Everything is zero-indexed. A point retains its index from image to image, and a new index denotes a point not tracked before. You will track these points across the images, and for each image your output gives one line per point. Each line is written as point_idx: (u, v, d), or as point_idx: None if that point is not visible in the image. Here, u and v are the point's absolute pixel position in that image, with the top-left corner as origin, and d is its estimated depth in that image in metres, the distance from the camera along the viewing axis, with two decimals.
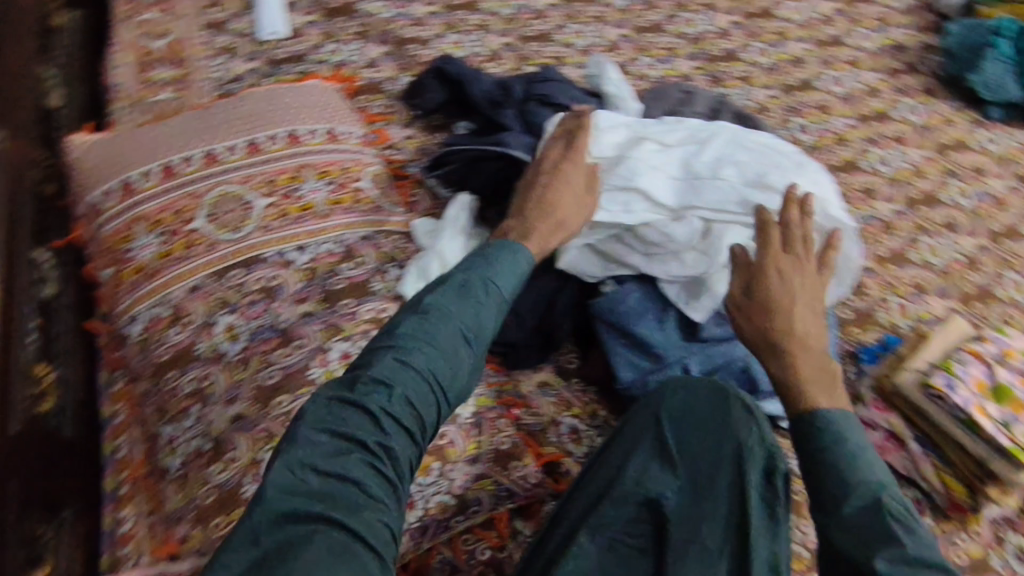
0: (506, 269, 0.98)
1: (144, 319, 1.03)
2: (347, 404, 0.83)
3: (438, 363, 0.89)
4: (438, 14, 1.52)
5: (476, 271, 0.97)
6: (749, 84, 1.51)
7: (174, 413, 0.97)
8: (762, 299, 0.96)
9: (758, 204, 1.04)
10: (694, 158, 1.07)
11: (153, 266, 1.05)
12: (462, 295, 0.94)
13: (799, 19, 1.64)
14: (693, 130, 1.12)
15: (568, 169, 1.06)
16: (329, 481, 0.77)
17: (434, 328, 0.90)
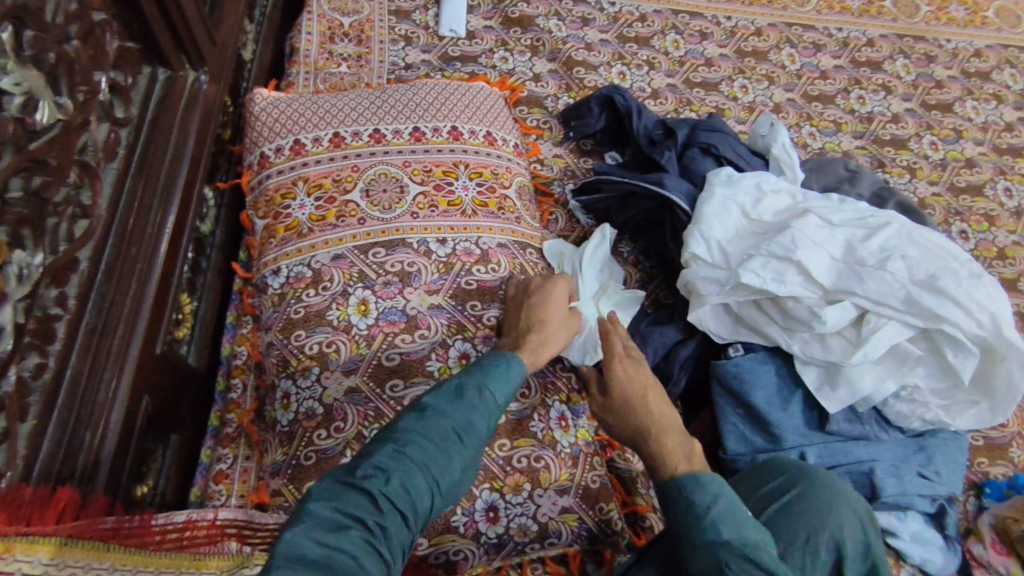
0: (498, 371, 0.83)
1: (286, 276, 1.07)
2: (347, 490, 0.67)
3: (437, 460, 0.71)
4: (610, 43, 1.53)
5: (467, 399, 0.78)
6: (915, 176, 1.43)
7: (296, 378, 0.99)
8: (622, 402, 0.91)
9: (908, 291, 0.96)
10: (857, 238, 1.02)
11: (306, 227, 1.09)
12: (459, 397, 0.77)
13: (979, 120, 1.54)
14: (861, 218, 1.06)
15: (554, 292, 1.02)
16: (330, 555, 0.61)
17: (433, 426, 0.73)
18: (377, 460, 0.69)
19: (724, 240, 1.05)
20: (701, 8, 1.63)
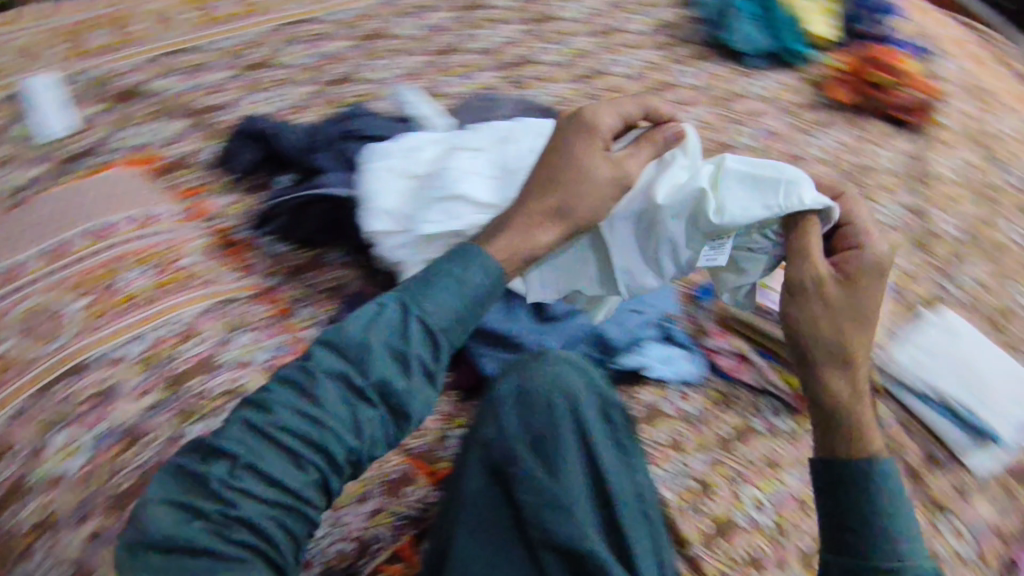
0: (438, 296, 0.89)
1: (99, 373, 1.11)
2: (184, 490, 0.78)
3: (331, 428, 0.81)
4: (356, 46, 1.63)
5: (395, 344, 0.86)
6: (681, 108, 1.61)
7: (125, 461, 1.04)
8: (846, 306, 0.91)
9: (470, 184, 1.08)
10: (472, 163, 1.10)
11: (113, 312, 1.17)
12: (383, 353, 0.85)
13: (691, 45, 1.78)
14: (461, 139, 1.16)
15: (580, 153, 1.00)
16: (173, 560, 0.74)
17: (332, 391, 0.83)
18: (261, 426, 0.80)
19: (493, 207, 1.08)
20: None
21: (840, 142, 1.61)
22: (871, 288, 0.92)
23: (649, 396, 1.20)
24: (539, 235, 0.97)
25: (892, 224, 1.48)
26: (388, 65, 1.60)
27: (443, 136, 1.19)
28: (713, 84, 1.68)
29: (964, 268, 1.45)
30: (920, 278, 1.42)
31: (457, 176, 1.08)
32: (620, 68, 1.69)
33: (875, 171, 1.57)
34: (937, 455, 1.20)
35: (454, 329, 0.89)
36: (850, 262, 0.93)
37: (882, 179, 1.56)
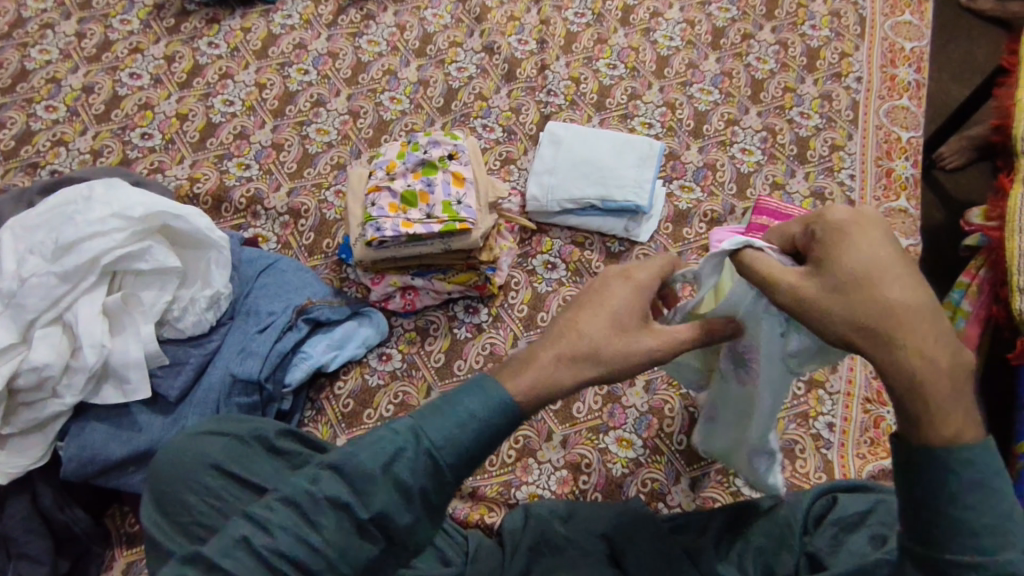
0: (446, 415, 0.58)
1: None
2: None
3: (342, 548, 0.56)
4: (9, 104, 1.30)
5: (408, 463, 0.56)
6: (419, 45, 1.36)
7: None
8: (854, 285, 0.59)
9: (133, 246, 0.84)
10: (112, 217, 0.83)
11: None
12: (385, 464, 0.57)
13: None
14: (67, 200, 0.86)
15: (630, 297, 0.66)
16: None
17: (374, 502, 0.56)
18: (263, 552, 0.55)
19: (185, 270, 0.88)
20: (87, 16, 1.41)
21: (374, 34, 1.37)
22: (868, 250, 0.59)
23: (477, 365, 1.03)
24: (565, 374, 0.62)
25: (682, 93, 1.30)
26: (56, 91, 1.31)
27: (18, 232, 0.84)
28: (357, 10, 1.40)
29: (755, 118, 1.27)
30: (710, 146, 1.24)
31: (102, 242, 0.82)
32: (274, 27, 1.39)
33: (567, 44, 1.35)
34: None
35: (474, 462, 0.59)
36: (815, 231, 0.63)
37: (663, 49, 1.35)
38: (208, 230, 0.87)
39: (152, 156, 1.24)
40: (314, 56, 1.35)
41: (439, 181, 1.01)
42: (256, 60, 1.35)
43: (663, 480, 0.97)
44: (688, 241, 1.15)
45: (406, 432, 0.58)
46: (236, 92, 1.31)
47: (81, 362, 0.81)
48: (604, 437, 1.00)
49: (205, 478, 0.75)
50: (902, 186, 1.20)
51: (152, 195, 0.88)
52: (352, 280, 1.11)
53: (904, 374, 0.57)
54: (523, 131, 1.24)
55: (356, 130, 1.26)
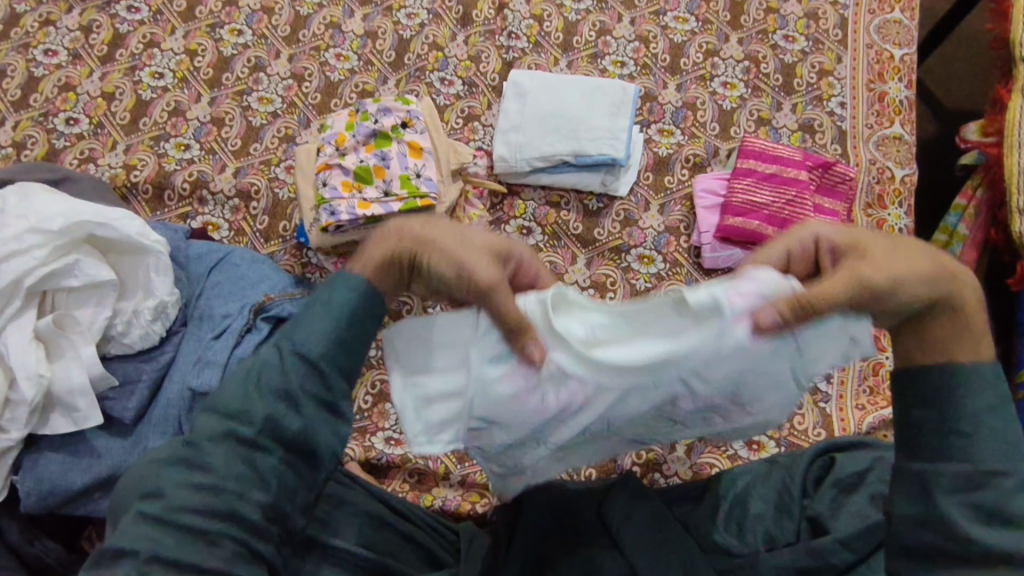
0: (319, 322, 0.56)
1: None
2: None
3: (288, 484, 0.55)
4: None
5: (288, 380, 0.55)
6: None
7: None
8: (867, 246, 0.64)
9: (59, 263, 0.76)
10: (30, 232, 0.75)
11: None
12: (261, 388, 0.55)
13: None
14: None
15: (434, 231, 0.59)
16: None
17: (293, 419, 0.55)
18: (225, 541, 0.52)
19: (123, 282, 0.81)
20: None
21: None
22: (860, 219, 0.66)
23: None
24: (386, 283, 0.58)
25: (657, 23, 1.17)
26: None
27: None
28: None
29: (736, 46, 1.16)
30: (689, 82, 1.14)
31: (24, 263, 0.74)
32: None
33: None
34: None
35: (352, 359, 0.57)
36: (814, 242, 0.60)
37: None
38: (141, 236, 0.79)
39: (81, 143, 1.13)
40: (245, 13, 1.20)
41: (393, 153, 0.93)
42: (182, 22, 1.20)
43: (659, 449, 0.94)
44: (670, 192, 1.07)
45: (272, 347, 0.56)
46: (165, 62, 1.18)
47: (20, 395, 0.75)
48: None
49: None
50: (897, 111, 1.11)
51: (72, 202, 0.79)
52: (314, 265, 1.03)
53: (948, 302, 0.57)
54: (484, 83, 1.13)
55: (302, 95, 1.14)
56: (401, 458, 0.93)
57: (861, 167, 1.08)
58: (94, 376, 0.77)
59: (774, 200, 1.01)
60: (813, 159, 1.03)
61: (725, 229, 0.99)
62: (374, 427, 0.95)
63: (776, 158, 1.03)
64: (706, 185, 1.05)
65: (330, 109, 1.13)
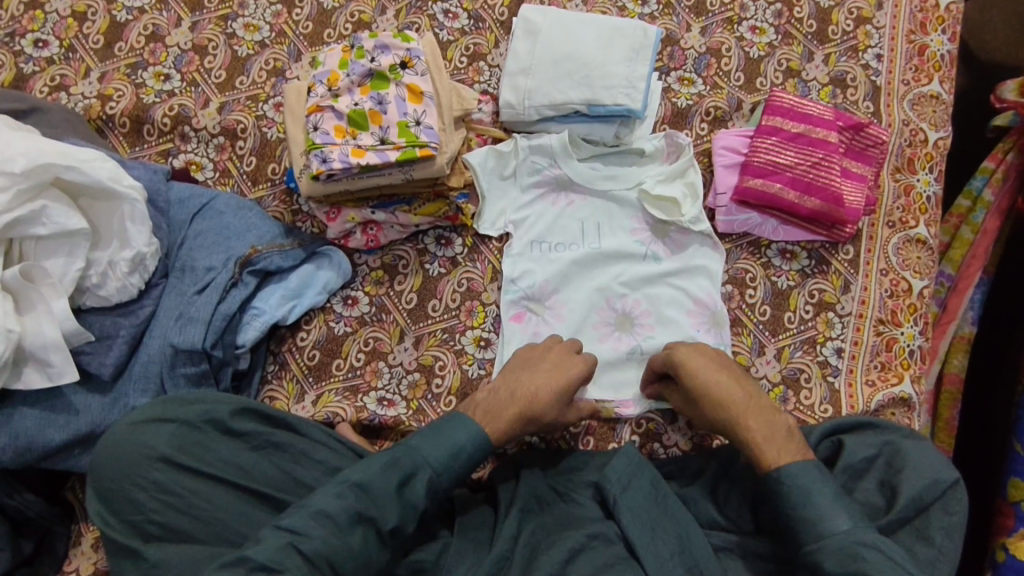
0: (443, 444, 0.72)
1: None
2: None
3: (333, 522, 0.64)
4: None
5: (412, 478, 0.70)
6: None
7: None
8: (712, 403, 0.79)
9: (23, 210, 0.70)
10: None
11: None
12: (400, 485, 0.69)
13: None
14: None
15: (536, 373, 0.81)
16: None
17: (394, 511, 0.67)
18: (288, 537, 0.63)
19: (96, 231, 0.75)
20: None
21: None
22: (705, 359, 0.82)
23: (453, 304, 0.93)
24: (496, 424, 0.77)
25: None
26: None
27: None
28: None
29: None
30: (715, 25, 1.04)
31: None
32: None
33: None
34: (799, 244, 0.96)
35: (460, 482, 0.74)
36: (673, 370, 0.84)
37: None
38: (114, 181, 0.73)
39: (51, 69, 1.04)
40: None
41: (392, 96, 0.85)
42: None
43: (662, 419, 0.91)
44: None
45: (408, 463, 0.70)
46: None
47: None
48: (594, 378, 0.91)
49: (152, 474, 0.68)
50: (937, 67, 1.02)
51: (36, 141, 0.72)
52: (305, 213, 0.97)
53: (735, 439, 0.77)
54: (492, 17, 1.03)
55: (292, 24, 1.04)
56: (394, 420, 0.88)
57: (893, 127, 1.00)
58: (68, 330, 0.73)
59: (799, 161, 0.94)
60: (844, 119, 0.96)
61: (743, 191, 0.93)
62: (367, 386, 0.90)
63: (804, 116, 0.95)
64: (726, 141, 0.98)
65: (322, 40, 1.04)
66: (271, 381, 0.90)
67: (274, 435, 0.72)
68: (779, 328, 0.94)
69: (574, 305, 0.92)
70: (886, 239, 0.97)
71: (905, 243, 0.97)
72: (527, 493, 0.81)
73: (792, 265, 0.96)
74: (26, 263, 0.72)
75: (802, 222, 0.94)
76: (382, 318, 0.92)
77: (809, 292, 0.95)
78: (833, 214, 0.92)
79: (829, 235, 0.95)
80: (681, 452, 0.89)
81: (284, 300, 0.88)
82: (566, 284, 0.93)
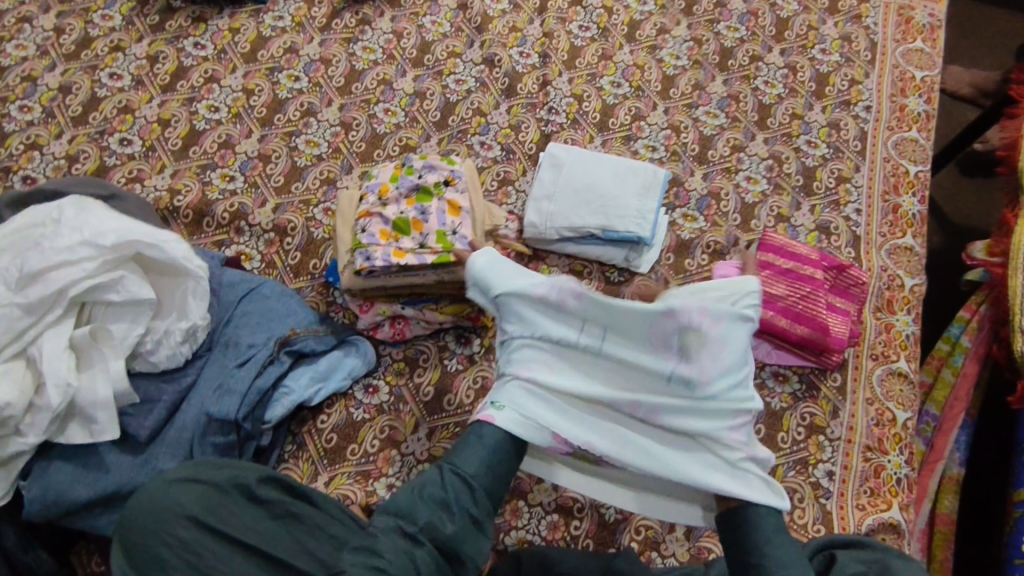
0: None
1: None
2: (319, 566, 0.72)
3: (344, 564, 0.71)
4: None
5: (462, 506, 0.77)
6: (414, 54, 1.29)
7: None
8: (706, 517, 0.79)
9: (101, 277, 0.79)
10: (81, 245, 0.79)
11: None
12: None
13: None
14: (34, 225, 0.82)
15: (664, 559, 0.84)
16: None
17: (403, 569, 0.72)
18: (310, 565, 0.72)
19: (160, 302, 0.84)
20: (64, 6, 1.34)
21: (366, 40, 1.30)
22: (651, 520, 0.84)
23: (468, 399, 0.99)
24: None
25: (689, 116, 1.25)
26: (31, 90, 1.24)
27: None
28: (351, 12, 1.33)
29: (761, 144, 1.22)
30: (715, 173, 1.20)
31: (69, 274, 0.78)
32: (262, 27, 1.31)
33: (569, 58, 1.29)
34: (790, 369, 1.05)
35: None
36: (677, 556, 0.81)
37: (670, 66, 1.29)
38: (186, 260, 0.83)
39: (131, 164, 1.18)
40: (303, 63, 1.28)
41: (433, 209, 0.98)
42: (242, 63, 1.28)
43: (663, 527, 0.93)
44: (688, 274, 1.11)
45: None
46: (222, 97, 1.24)
47: (41, 399, 0.77)
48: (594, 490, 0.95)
49: (179, 531, 0.71)
50: (910, 224, 1.16)
51: (126, 221, 0.84)
52: (339, 305, 1.06)
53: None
54: (522, 151, 1.19)
55: (347, 142, 1.20)
56: None
57: (872, 272, 1.12)
58: (118, 388, 0.80)
59: (792, 294, 1.03)
60: (828, 260, 1.08)
61: None
62: (378, 472, 0.94)
63: (794, 255, 1.07)
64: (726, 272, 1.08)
65: (373, 157, 1.19)
66: (289, 458, 0.94)
67: (294, 506, 0.76)
68: (773, 447, 1.00)
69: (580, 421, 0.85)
70: (869, 370, 1.05)
71: (887, 375, 1.05)
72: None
73: (782, 387, 1.04)
74: (94, 324, 0.80)
75: (791, 348, 1.03)
76: (400, 406, 0.98)
77: (800, 415, 1.02)
78: (818, 342, 1.01)
79: (816, 361, 1.03)
80: (678, 563, 0.91)
81: (314, 382, 0.94)
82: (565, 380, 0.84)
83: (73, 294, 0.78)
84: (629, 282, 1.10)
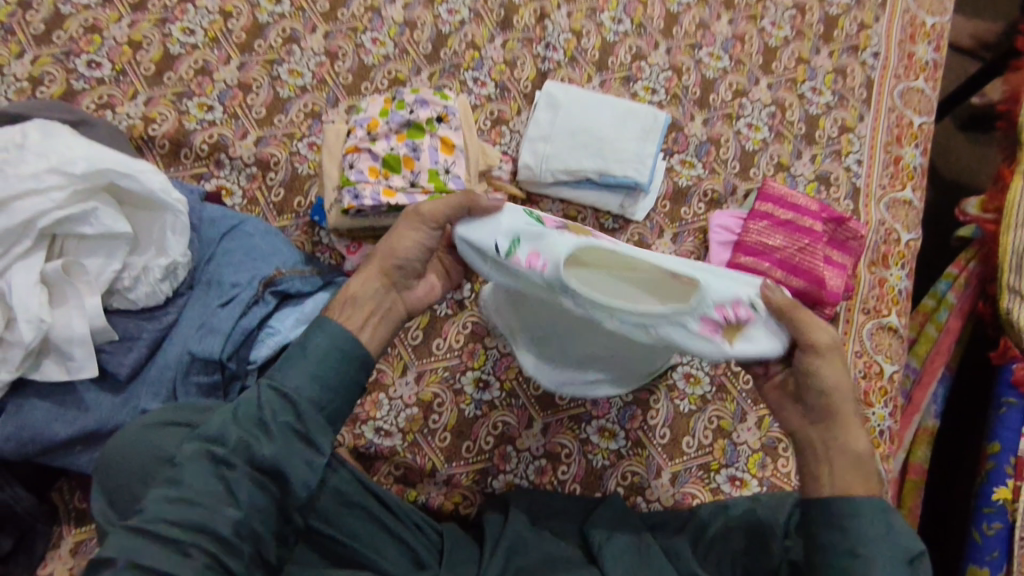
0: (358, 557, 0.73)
1: None
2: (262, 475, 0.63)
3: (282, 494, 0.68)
4: None
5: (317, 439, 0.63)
6: None
7: None
8: (817, 394, 0.70)
9: (72, 208, 0.74)
10: (51, 173, 0.74)
11: None
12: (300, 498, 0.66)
13: None
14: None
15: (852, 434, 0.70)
16: None
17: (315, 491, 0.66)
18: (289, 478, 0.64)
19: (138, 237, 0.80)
20: None
21: None
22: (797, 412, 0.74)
23: (457, 344, 0.98)
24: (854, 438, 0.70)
25: (692, 56, 1.19)
26: None
27: None
28: None
29: (765, 90, 1.18)
30: (716, 118, 1.16)
31: (38, 204, 0.73)
32: None
33: None
34: None
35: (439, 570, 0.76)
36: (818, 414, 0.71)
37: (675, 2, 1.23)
38: (164, 192, 0.78)
39: (100, 88, 1.11)
40: None
41: (425, 146, 0.93)
42: None
43: (650, 474, 0.94)
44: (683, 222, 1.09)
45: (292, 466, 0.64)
46: (197, 19, 1.16)
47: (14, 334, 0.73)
48: (579, 438, 0.95)
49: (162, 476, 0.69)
50: (910, 176, 1.14)
51: (97, 148, 0.78)
52: (325, 245, 1.02)
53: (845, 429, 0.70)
54: (517, 89, 1.14)
55: (333, 73, 1.13)
56: (389, 450, 0.92)
57: (870, 225, 1.11)
58: (96, 326, 0.76)
59: (790, 246, 1.02)
60: (828, 212, 1.06)
61: (734, 266, 1.01)
62: (366, 415, 0.94)
63: (794, 207, 1.05)
64: (722, 221, 1.06)
65: (361, 90, 1.13)
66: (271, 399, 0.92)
67: None
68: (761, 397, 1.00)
69: (616, 282, 0.72)
70: (860, 323, 1.05)
71: (877, 329, 1.05)
72: (521, 522, 0.83)
73: None
74: (68, 258, 0.76)
75: (786, 300, 1.02)
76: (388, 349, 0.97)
77: None
78: (815, 296, 1.00)
79: (808, 314, 1.02)
80: (663, 507, 0.92)
81: None
82: (593, 255, 0.70)
83: (44, 225, 0.73)
84: (623, 229, 1.08)
